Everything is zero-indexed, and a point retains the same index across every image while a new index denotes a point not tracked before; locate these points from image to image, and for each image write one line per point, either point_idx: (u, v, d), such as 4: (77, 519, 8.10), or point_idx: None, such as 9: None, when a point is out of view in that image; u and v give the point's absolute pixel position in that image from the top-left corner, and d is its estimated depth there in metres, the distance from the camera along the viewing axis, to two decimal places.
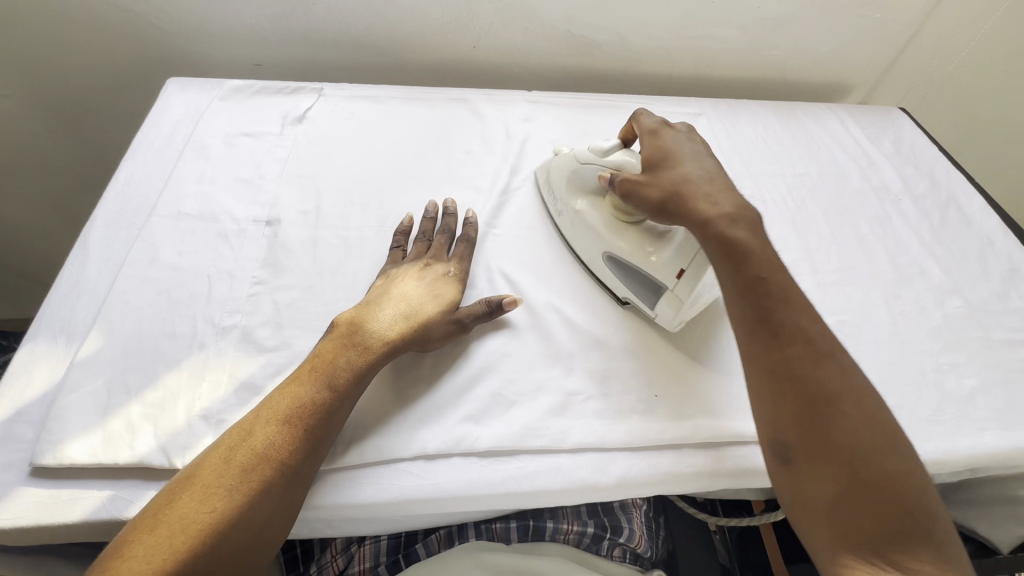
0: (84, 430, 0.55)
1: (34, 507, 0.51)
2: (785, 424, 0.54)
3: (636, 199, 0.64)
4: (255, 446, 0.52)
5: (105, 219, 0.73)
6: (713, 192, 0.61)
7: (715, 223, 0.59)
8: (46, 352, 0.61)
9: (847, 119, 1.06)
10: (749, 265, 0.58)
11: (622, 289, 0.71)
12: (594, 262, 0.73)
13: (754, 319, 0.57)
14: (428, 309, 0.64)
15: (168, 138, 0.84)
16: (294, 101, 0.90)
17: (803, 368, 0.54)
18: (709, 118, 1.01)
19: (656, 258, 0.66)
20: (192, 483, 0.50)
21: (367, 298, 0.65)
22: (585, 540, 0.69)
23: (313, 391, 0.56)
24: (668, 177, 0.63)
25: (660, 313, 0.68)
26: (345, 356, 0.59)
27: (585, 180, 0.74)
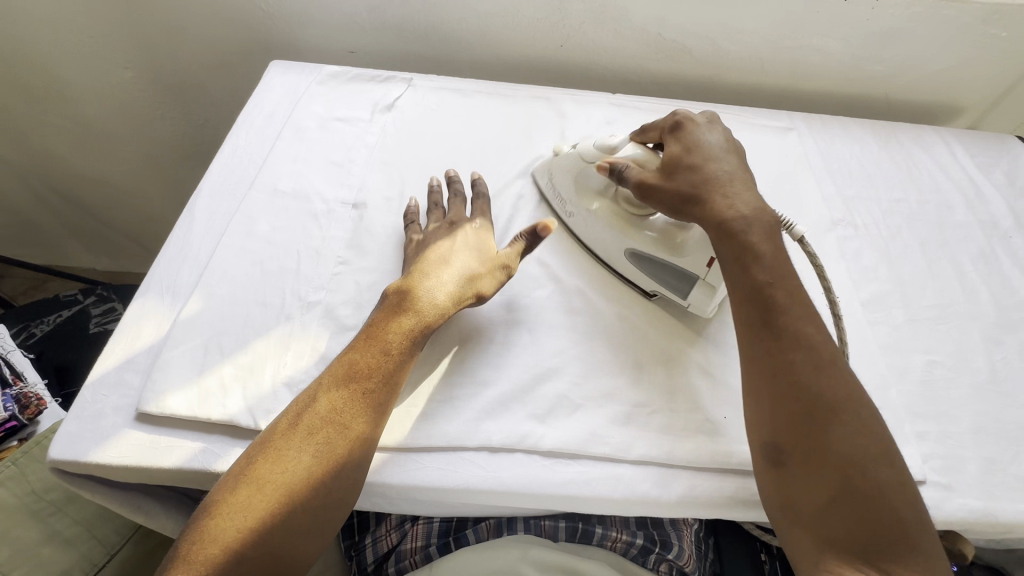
0: (183, 383, 0.59)
1: (136, 448, 0.56)
2: (783, 429, 0.53)
3: (652, 197, 0.64)
4: (319, 411, 0.55)
5: (210, 189, 0.78)
6: (730, 190, 0.62)
7: (733, 226, 0.59)
8: (154, 308, 0.67)
9: (954, 145, 0.99)
10: (759, 270, 0.58)
11: (648, 284, 0.70)
12: (613, 258, 0.72)
13: (760, 323, 0.57)
14: (476, 268, 0.66)
15: (268, 117, 0.89)
16: (385, 89, 0.93)
17: (804, 377, 0.54)
18: (800, 133, 0.96)
19: (682, 248, 0.66)
20: (267, 444, 0.53)
21: (411, 266, 0.67)
22: (633, 550, 0.68)
23: (370, 358, 0.58)
24: (686, 175, 0.63)
25: (694, 301, 0.68)
26: (401, 324, 0.61)
27: (589, 171, 0.73)
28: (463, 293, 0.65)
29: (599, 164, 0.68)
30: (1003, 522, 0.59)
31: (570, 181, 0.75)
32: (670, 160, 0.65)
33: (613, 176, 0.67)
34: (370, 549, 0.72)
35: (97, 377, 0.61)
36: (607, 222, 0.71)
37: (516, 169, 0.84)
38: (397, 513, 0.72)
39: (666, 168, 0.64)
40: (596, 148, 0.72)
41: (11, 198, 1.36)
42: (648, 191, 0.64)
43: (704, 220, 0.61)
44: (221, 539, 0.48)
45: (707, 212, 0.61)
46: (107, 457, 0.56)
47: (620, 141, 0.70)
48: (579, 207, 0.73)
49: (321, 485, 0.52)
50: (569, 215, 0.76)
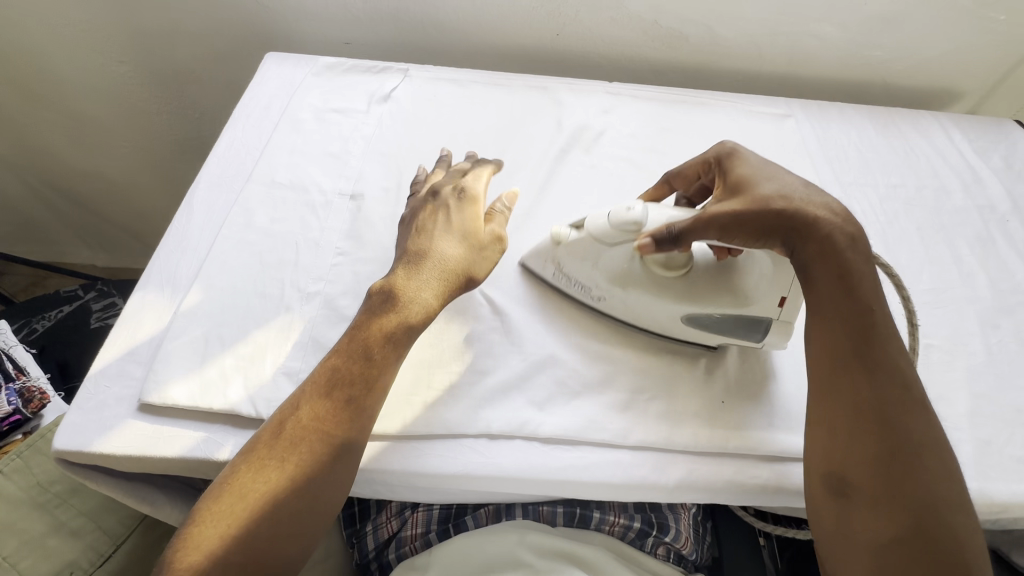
0: (185, 373, 0.60)
1: (139, 438, 0.57)
2: (855, 461, 0.50)
3: (740, 228, 0.55)
4: (301, 420, 0.54)
5: (208, 182, 0.79)
6: (816, 198, 0.56)
7: (837, 244, 0.55)
8: (154, 300, 0.67)
9: (952, 130, 0.98)
10: (857, 297, 0.54)
11: (712, 338, 0.65)
12: (669, 328, 0.66)
13: (850, 352, 0.53)
14: (459, 256, 0.63)
15: (265, 109, 0.89)
16: (381, 80, 0.93)
17: (895, 415, 0.50)
18: (798, 120, 0.96)
19: (749, 296, 0.61)
20: (266, 451, 0.53)
21: (397, 260, 0.64)
22: (630, 534, 0.69)
23: (353, 364, 0.57)
24: (768, 190, 0.56)
25: (767, 342, 0.65)
26: (383, 326, 0.59)
27: (608, 253, 0.63)
28: (447, 279, 0.62)
29: (640, 243, 0.58)
30: (997, 501, 0.60)
31: (585, 267, 0.65)
32: (734, 187, 0.59)
33: (664, 246, 0.57)
34: (370, 537, 0.73)
35: (99, 369, 0.62)
36: (646, 296, 0.63)
37: (513, 158, 0.84)
38: (397, 501, 0.72)
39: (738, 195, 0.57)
40: (614, 226, 0.61)
41: (10, 193, 1.36)
42: (736, 220, 0.55)
43: (802, 241, 0.55)
44: (203, 547, 0.48)
45: (806, 227, 0.55)
46: (110, 447, 0.56)
47: (643, 206, 0.60)
48: (611, 291, 0.65)
49: (298, 495, 0.51)
50: (598, 298, 0.66)
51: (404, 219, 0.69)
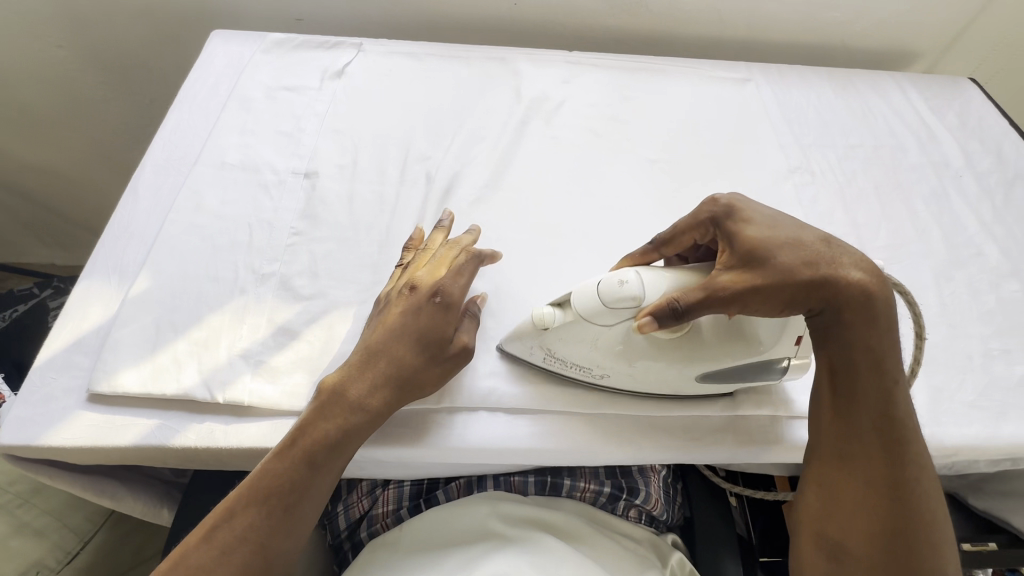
0: (136, 360, 0.58)
1: (90, 429, 0.55)
2: (857, 533, 0.49)
3: (761, 301, 0.49)
4: (236, 528, 0.48)
5: (154, 166, 0.76)
6: (846, 255, 0.50)
7: (872, 309, 0.49)
8: (101, 289, 0.65)
9: (909, 89, 0.99)
10: (885, 372, 0.50)
11: (729, 387, 0.60)
12: (684, 387, 0.59)
13: (873, 427, 0.50)
14: (416, 366, 0.54)
15: (212, 89, 0.85)
16: (334, 55, 0.90)
17: (904, 493, 0.49)
18: (758, 83, 0.96)
19: (761, 339, 0.54)
20: (211, 524, 0.49)
21: (361, 348, 0.56)
22: (602, 499, 0.70)
23: (295, 465, 0.50)
24: (789, 257, 0.49)
25: (788, 375, 0.60)
26: (322, 429, 0.52)
27: (604, 333, 0.55)
28: (392, 391, 0.54)
29: (642, 323, 0.49)
30: (950, 445, 0.62)
31: (580, 349, 0.57)
32: (750, 248, 0.50)
33: (670, 321, 0.49)
34: (341, 516, 0.72)
35: (46, 360, 0.59)
36: (656, 364, 0.56)
37: (472, 131, 0.83)
38: (368, 479, 0.72)
39: (755, 257, 0.49)
40: (608, 306, 0.52)
41: None
42: (751, 290, 0.48)
43: (832, 305, 0.49)
44: None
45: (844, 294, 0.49)
46: (60, 439, 0.55)
47: (638, 281, 0.51)
48: (616, 366, 0.57)
49: None
50: (602, 376, 0.59)
51: (384, 294, 0.61)
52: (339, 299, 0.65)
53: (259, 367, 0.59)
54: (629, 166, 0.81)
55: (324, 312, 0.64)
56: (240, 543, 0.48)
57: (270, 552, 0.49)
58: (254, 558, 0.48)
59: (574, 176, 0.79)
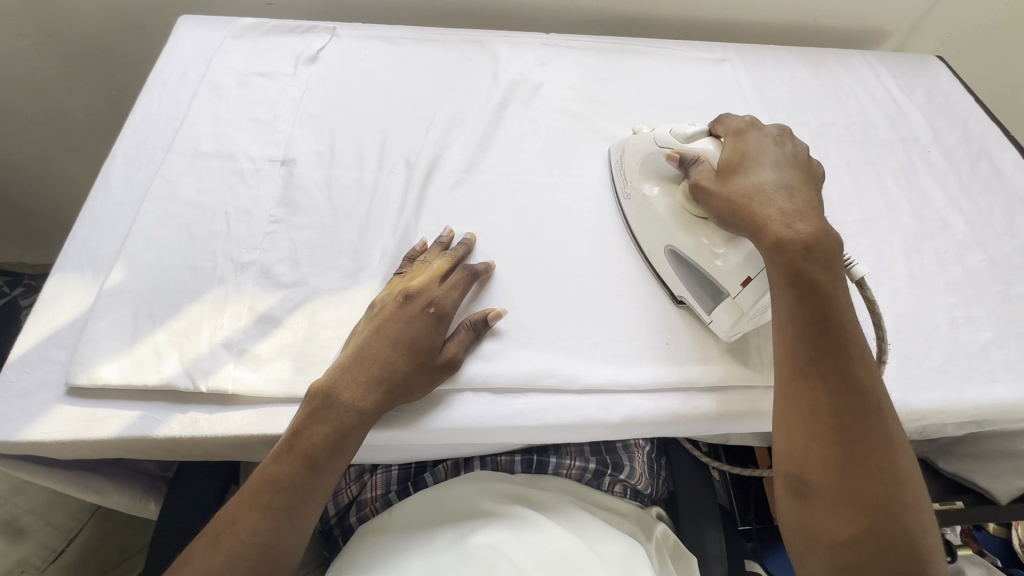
0: (115, 352, 0.58)
1: (70, 422, 0.55)
2: (814, 463, 0.52)
3: (705, 202, 0.60)
4: (240, 532, 0.50)
5: (124, 156, 0.74)
6: (794, 205, 0.56)
7: (789, 246, 0.53)
8: (75, 281, 0.63)
9: (879, 67, 1.01)
10: (817, 304, 0.53)
11: (680, 286, 0.66)
12: (655, 252, 0.68)
13: (809, 362, 0.53)
14: (407, 369, 0.57)
15: (182, 76, 0.83)
16: (306, 40, 0.88)
17: (849, 422, 0.51)
18: (733, 64, 0.97)
19: (721, 259, 0.60)
20: (216, 531, 0.50)
21: (350, 349, 0.58)
22: (587, 475, 0.71)
23: (291, 468, 0.52)
24: (739, 185, 0.58)
25: (716, 322, 0.64)
26: (315, 432, 0.53)
27: (656, 155, 0.68)
28: (384, 393, 0.56)
29: (669, 153, 0.64)
30: (918, 410, 0.64)
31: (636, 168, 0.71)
32: (729, 164, 0.61)
33: (678, 165, 0.63)
34: (330, 502, 0.72)
35: (21, 356, 0.58)
36: (654, 209, 0.67)
37: (451, 114, 0.82)
38: (357, 465, 0.73)
39: (722, 173, 0.60)
40: (671, 134, 0.66)
41: None
42: (700, 189, 0.60)
43: (753, 240, 0.56)
44: None
45: (758, 227, 0.55)
46: (39, 434, 0.54)
47: (698, 133, 0.64)
48: (638, 188, 0.70)
49: None
50: (627, 196, 0.72)
51: (376, 300, 0.62)
52: (323, 286, 0.65)
53: (242, 356, 0.59)
54: (607, 147, 0.82)
55: (307, 299, 0.63)
56: (244, 548, 0.49)
57: (277, 551, 0.51)
58: (263, 558, 0.50)
59: (553, 158, 0.80)
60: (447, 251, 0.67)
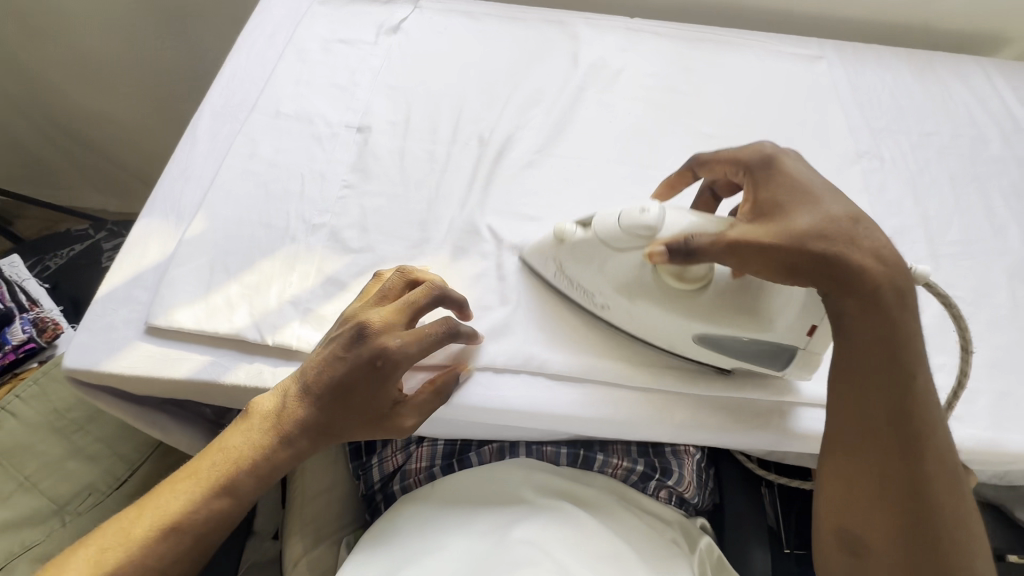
0: (192, 298, 0.60)
1: (147, 360, 0.58)
2: (881, 531, 0.47)
3: (761, 258, 0.48)
4: (134, 548, 0.48)
5: (212, 112, 0.76)
6: (870, 241, 0.49)
7: (883, 296, 0.48)
8: (159, 227, 0.66)
9: (995, 76, 0.92)
10: (896, 362, 0.47)
11: (728, 361, 0.58)
12: (678, 345, 0.58)
13: (881, 424, 0.47)
14: (347, 420, 0.53)
15: (270, 38, 0.85)
16: (390, 11, 0.88)
17: (926, 491, 0.46)
18: (830, 62, 0.90)
19: (775, 319, 0.53)
20: (106, 545, 0.48)
21: (297, 382, 0.54)
22: (633, 477, 0.70)
23: (207, 496, 0.50)
24: (808, 222, 0.49)
25: (790, 372, 0.58)
26: (244, 461, 0.51)
27: (614, 259, 0.55)
28: (318, 440, 0.53)
29: (651, 252, 0.49)
30: (1011, 452, 0.58)
31: (590, 271, 0.57)
32: (767, 203, 0.51)
33: (679, 259, 0.49)
34: (375, 468, 0.73)
35: (107, 292, 0.61)
36: (653, 310, 0.56)
37: (527, 94, 0.81)
38: (404, 435, 0.74)
39: (766, 217, 0.50)
40: (623, 231, 0.52)
41: (13, 128, 1.36)
42: (755, 249, 0.48)
43: (841, 288, 0.48)
44: None
45: (853, 275, 0.47)
46: (119, 367, 0.57)
47: (659, 219, 0.51)
48: (618, 300, 0.57)
49: None
50: (603, 306, 0.59)
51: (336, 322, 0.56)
52: (389, 255, 0.65)
53: (308, 314, 0.60)
54: (686, 141, 0.78)
55: (372, 266, 0.64)
56: (137, 572, 0.47)
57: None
58: None
59: (628, 147, 0.77)
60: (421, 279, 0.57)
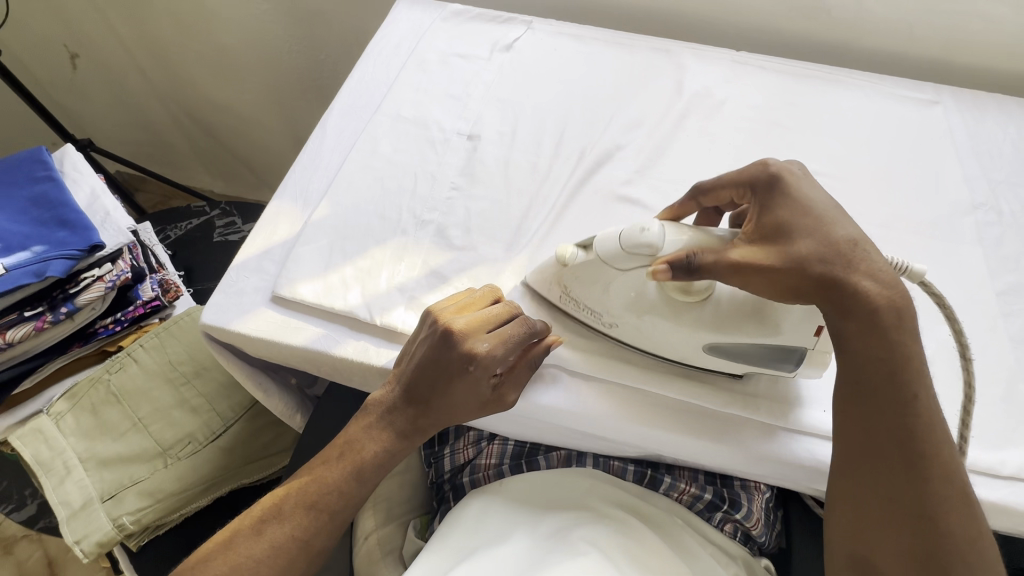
0: (313, 274, 0.67)
1: (271, 324, 0.65)
2: (891, 551, 0.48)
3: (759, 282, 0.50)
4: (283, 522, 0.55)
5: (341, 110, 0.84)
6: (870, 265, 0.50)
7: (882, 319, 0.49)
8: (288, 209, 0.74)
9: None
10: (898, 380, 0.49)
11: (736, 368, 0.59)
12: (690, 356, 0.59)
13: (885, 439, 0.49)
14: (461, 411, 0.58)
15: (395, 48, 0.93)
16: (505, 30, 0.94)
17: (933, 507, 0.47)
18: (947, 107, 0.87)
19: (782, 322, 0.53)
20: (261, 517, 0.56)
21: (398, 380, 0.58)
22: (699, 504, 0.68)
23: (339, 478, 0.57)
24: (808, 247, 0.50)
25: (801, 371, 0.58)
26: (365, 449, 0.58)
27: (619, 278, 0.56)
28: (431, 426, 0.59)
29: (653, 271, 0.51)
30: None
31: (595, 292, 0.59)
32: (769, 227, 0.52)
33: (681, 274, 0.51)
34: (447, 458, 0.76)
35: (242, 261, 0.70)
36: (664, 325, 0.57)
37: (629, 117, 0.83)
38: (476, 431, 0.77)
39: (768, 241, 0.51)
40: (624, 250, 0.54)
41: (154, 111, 1.55)
42: (760, 271, 0.50)
43: (838, 313, 0.50)
44: None
45: (850, 299, 0.49)
46: (247, 328, 0.64)
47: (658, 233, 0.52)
48: (627, 316, 0.58)
49: None
50: (610, 324, 0.60)
51: (419, 331, 0.59)
52: (490, 256, 0.69)
53: (412, 301, 0.65)
54: None
55: (474, 264, 0.68)
56: (289, 543, 0.55)
57: (313, 549, 0.56)
58: (299, 552, 0.55)
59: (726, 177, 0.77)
60: (485, 294, 0.61)
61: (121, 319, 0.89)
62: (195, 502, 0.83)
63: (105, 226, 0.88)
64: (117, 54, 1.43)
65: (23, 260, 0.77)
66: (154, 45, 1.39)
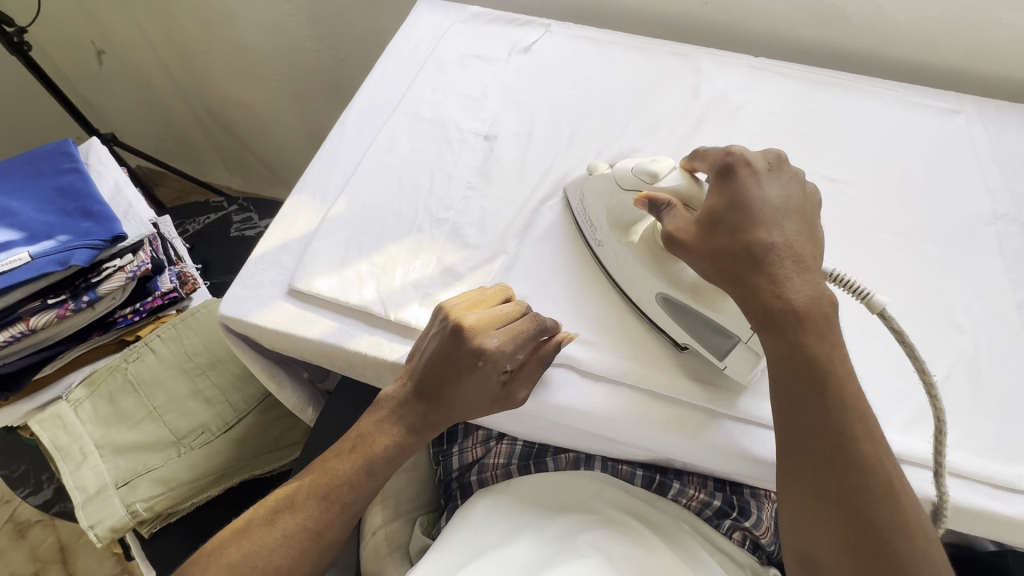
0: (329, 269, 0.67)
1: (288, 317, 0.66)
2: (825, 546, 0.47)
3: (681, 251, 0.55)
4: (295, 512, 0.56)
5: (360, 109, 0.85)
6: (786, 272, 0.50)
7: (795, 315, 0.49)
8: (306, 203, 0.75)
9: None
10: (818, 371, 0.49)
11: (682, 334, 0.61)
12: (643, 300, 0.64)
13: (808, 432, 0.48)
14: (471, 406, 0.58)
15: (414, 49, 0.94)
16: (523, 32, 0.95)
17: (863, 501, 0.46)
18: (970, 117, 0.85)
19: (724, 302, 0.59)
20: (274, 508, 0.57)
21: (410, 376, 0.59)
22: (708, 511, 0.68)
23: (349, 470, 0.57)
24: (722, 240, 0.53)
25: (730, 367, 0.60)
26: (377, 443, 0.58)
27: (620, 198, 0.65)
28: (442, 422, 0.59)
29: (635, 198, 0.60)
30: None
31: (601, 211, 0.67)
32: (706, 217, 0.55)
33: (653, 212, 0.59)
34: (455, 457, 0.77)
35: (260, 254, 0.71)
36: (636, 261, 0.63)
37: (646, 121, 0.83)
38: (485, 430, 0.77)
39: (700, 228, 0.55)
40: (633, 173, 0.63)
41: (175, 107, 1.58)
42: (678, 245, 0.55)
43: (745, 307, 0.52)
44: None
45: (759, 299, 0.50)
46: (264, 320, 0.65)
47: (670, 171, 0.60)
48: (612, 238, 0.65)
49: None
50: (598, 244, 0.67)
51: (428, 328, 0.59)
52: (504, 254, 0.70)
53: (426, 297, 0.65)
54: None
55: (487, 262, 0.69)
56: (301, 534, 0.55)
57: (324, 542, 0.56)
58: (309, 542, 0.55)
59: None
60: (495, 296, 0.61)
61: (139, 309, 0.91)
62: (208, 490, 0.84)
63: (127, 217, 0.90)
64: (142, 50, 1.46)
65: (49, 249, 0.79)
66: (178, 42, 1.41)
